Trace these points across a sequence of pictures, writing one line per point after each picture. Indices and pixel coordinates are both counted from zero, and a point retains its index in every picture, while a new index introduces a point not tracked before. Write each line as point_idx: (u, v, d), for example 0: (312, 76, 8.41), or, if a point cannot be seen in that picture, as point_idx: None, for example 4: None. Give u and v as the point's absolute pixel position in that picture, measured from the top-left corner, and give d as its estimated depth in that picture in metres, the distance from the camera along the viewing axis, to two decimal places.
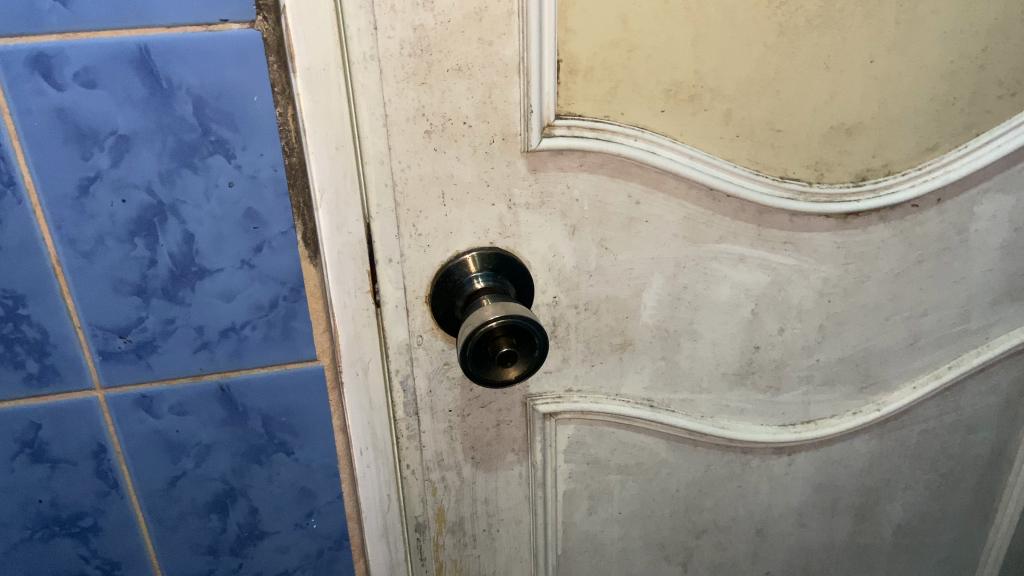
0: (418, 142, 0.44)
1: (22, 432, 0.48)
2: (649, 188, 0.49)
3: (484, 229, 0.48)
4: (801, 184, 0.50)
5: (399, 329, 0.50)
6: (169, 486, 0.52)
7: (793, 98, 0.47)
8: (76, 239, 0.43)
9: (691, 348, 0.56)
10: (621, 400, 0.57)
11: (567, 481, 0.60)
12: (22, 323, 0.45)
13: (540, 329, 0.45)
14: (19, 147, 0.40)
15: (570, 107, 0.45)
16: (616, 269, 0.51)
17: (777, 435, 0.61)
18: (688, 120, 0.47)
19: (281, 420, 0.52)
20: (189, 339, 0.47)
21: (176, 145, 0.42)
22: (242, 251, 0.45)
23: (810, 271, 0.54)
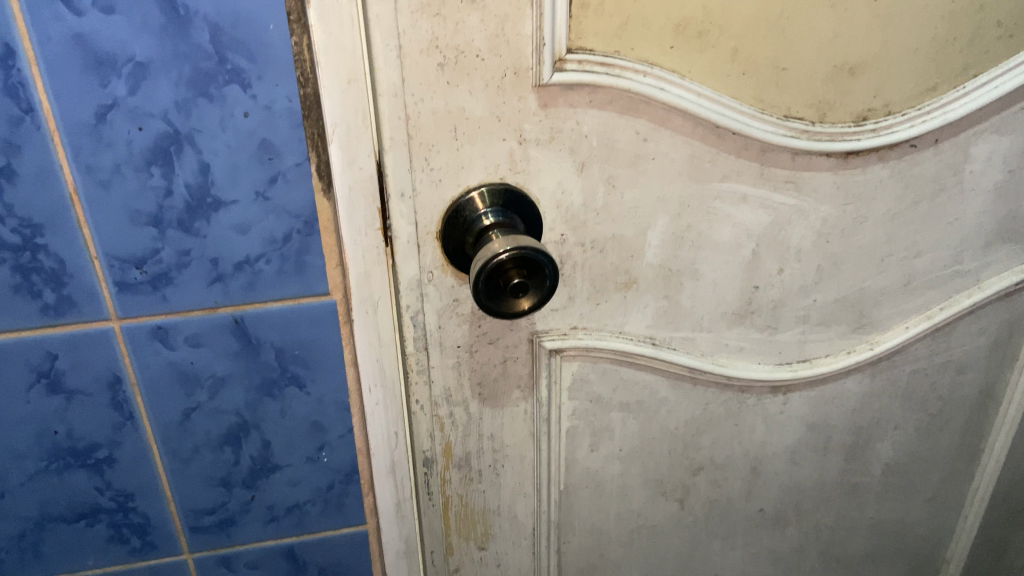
0: (430, 76, 0.45)
1: (39, 362, 0.49)
2: (656, 126, 0.49)
3: (494, 165, 0.49)
4: (804, 123, 0.51)
5: (410, 265, 0.51)
6: (183, 418, 0.54)
7: (799, 36, 0.48)
8: (94, 168, 0.43)
9: (694, 287, 0.57)
10: (624, 338, 0.58)
11: (570, 418, 0.62)
12: (40, 252, 0.45)
13: (550, 261, 0.46)
14: (38, 73, 0.41)
15: (581, 41, 0.46)
16: (623, 207, 0.52)
17: (774, 374, 0.63)
18: (696, 57, 0.48)
19: (294, 354, 0.53)
20: (204, 271, 0.48)
21: (192, 73, 0.42)
22: (257, 183, 0.46)
23: (810, 211, 0.56)
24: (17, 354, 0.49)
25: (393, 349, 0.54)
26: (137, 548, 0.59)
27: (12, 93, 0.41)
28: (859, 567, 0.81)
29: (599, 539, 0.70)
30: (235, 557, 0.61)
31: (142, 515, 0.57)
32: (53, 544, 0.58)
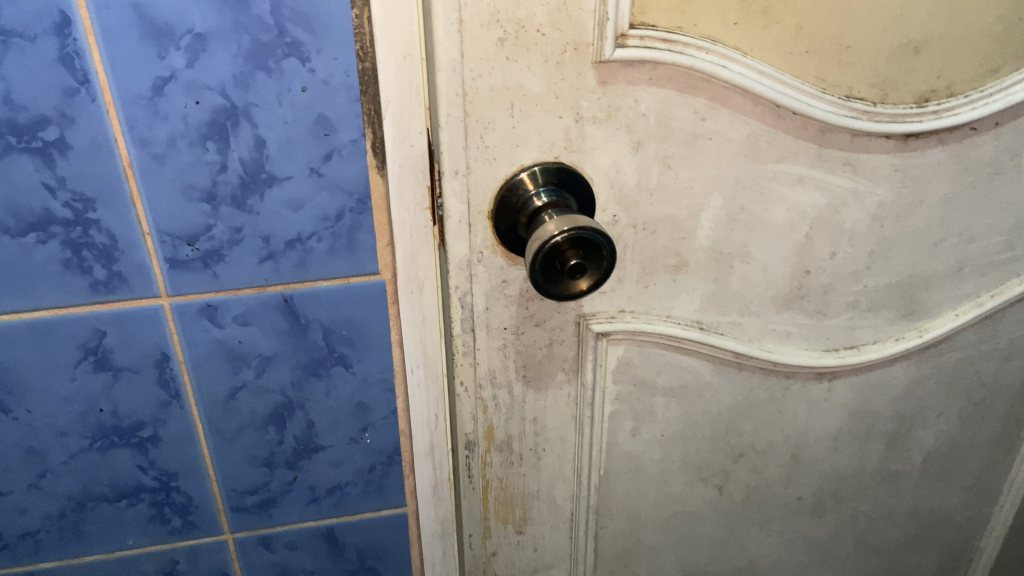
0: (490, 50, 0.43)
1: (86, 340, 0.49)
2: (715, 104, 0.48)
3: (549, 143, 0.48)
4: (866, 103, 0.50)
5: (460, 244, 0.50)
6: (229, 397, 0.53)
7: (865, 13, 0.47)
8: (149, 141, 0.43)
9: (744, 270, 0.56)
10: (671, 321, 0.57)
11: (614, 402, 0.61)
12: (91, 227, 0.45)
13: (609, 240, 0.45)
14: (94, 43, 0.40)
15: (644, 16, 0.45)
16: (677, 187, 0.51)
17: (821, 360, 0.62)
18: (759, 34, 0.47)
19: (341, 333, 0.52)
20: (255, 248, 0.47)
21: (251, 45, 0.41)
22: (312, 158, 0.45)
23: (865, 193, 0.54)
24: (65, 331, 0.48)
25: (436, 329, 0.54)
26: (178, 527, 0.59)
27: (67, 63, 0.40)
28: (894, 556, 0.80)
29: (637, 525, 0.69)
30: (275, 538, 0.61)
31: (184, 494, 0.57)
32: (93, 523, 0.57)
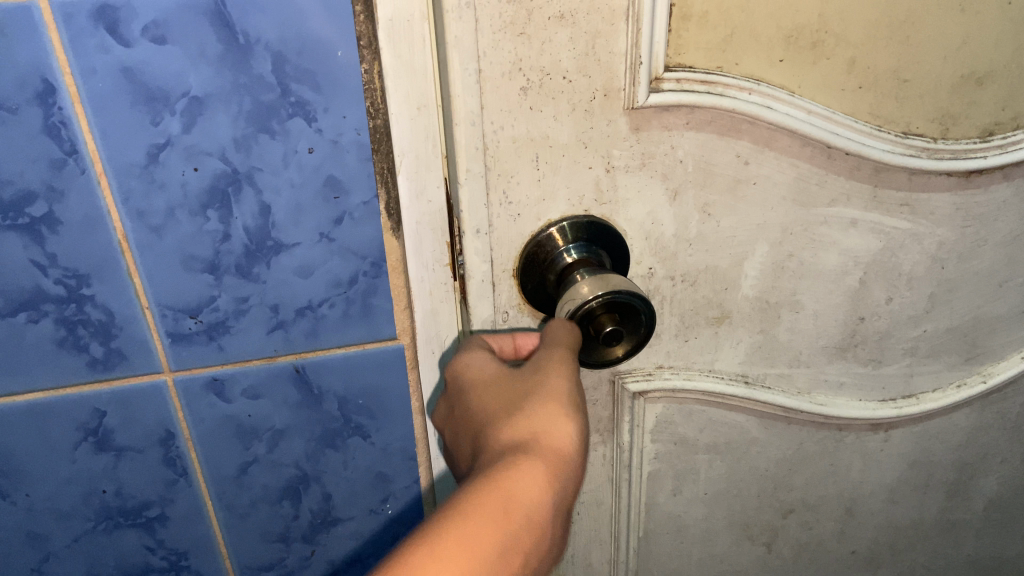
0: (512, 100, 0.40)
1: (85, 420, 0.45)
2: (760, 146, 0.44)
3: (579, 196, 0.44)
4: (925, 140, 0.45)
5: (484, 305, 0.46)
6: (240, 473, 0.50)
7: (924, 44, 0.42)
8: (145, 212, 0.39)
9: (793, 320, 0.52)
10: (714, 376, 0.53)
11: (652, 461, 0.57)
12: (86, 304, 0.42)
13: (647, 304, 0.41)
14: (82, 111, 0.37)
15: (680, 57, 0.41)
16: (718, 237, 0.47)
17: (877, 411, 0.57)
18: (807, 70, 0.42)
19: (358, 403, 0.49)
20: (264, 318, 0.44)
21: (253, 107, 0.38)
22: (322, 222, 0.42)
23: (924, 235, 0.50)
24: (63, 412, 0.45)
25: None
26: None
27: (54, 134, 0.37)
28: None
29: None
30: None
31: (195, 573, 0.53)
32: None
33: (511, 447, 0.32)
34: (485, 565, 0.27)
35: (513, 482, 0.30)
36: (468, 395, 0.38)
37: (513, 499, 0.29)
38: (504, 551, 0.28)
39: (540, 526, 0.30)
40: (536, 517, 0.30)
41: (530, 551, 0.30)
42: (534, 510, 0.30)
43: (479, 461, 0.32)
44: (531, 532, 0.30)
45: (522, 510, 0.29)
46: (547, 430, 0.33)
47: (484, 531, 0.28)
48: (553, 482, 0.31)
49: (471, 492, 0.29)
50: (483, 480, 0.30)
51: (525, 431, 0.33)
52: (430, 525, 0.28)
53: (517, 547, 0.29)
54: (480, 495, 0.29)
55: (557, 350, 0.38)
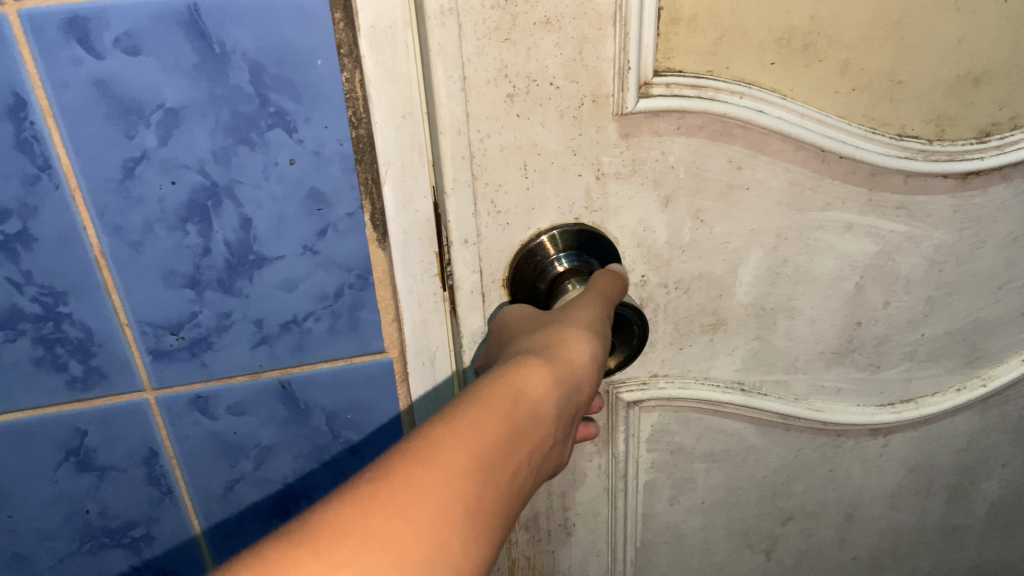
0: (498, 108, 0.39)
1: (67, 440, 0.44)
2: (752, 151, 0.43)
3: (569, 204, 0.43)
4: (921, 142, 0.45)
5: (474, 316, 0.45)
6: (227, 491, 0.49)
7: (919, 44, 0.41)
8: (122, 227, 0.38)
9: (789, 326, 0.51)
10: (710, 385, 0.52)
11: (649, 470, 0.56)
12: (64, 322, 0.41)
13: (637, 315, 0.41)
14: (55, 125, 0.36)
15: (669, 62, 0.40)
16: (712, 243, 0.46)
17: (875, 416, 0.56)
18: (800, 73, 0.41)
19: (347, 418, 0.48)
20: (247, 334, 0.43)
21: (231, 118, 0.37)
22: (305, 235, 0.41)
23: (922, 238, 0.49)
24: (43, 432, 0.44)
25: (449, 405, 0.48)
26: None
27: (26, 149, 0.36)
28: None
29: None
30: None
31: None
32: None
33: (528, 353, 0.34)
34: (496, 443, 0.29)
35: (527, 376, 0.32)
36: (503, 331, 0.41)
37: (523, 392, 0.31)
38: (515, 436, 0.30)
39: (547, 423, 0.31)
40: (544, 414, 0.31)
41: (538, 445, 0.31)
42: (543, 406, 0.31)
43: (498, 364, 0.33)
44: (540, 427, 0.31)
45: (533, 403, 0.31)
46: (562, 342, 0.34)
47: (497, 413, 0.29)
48: (564, 389, 0.33)
49: (487, 385, 0.31)
50: (499, 375, 0.32)
51: (543, 343, 0.34)
52: (448, 408, 0.30)
53: (525, 437, 0.30)
54: (494, 386, 0.31)
55: (587, 291, 0.39)
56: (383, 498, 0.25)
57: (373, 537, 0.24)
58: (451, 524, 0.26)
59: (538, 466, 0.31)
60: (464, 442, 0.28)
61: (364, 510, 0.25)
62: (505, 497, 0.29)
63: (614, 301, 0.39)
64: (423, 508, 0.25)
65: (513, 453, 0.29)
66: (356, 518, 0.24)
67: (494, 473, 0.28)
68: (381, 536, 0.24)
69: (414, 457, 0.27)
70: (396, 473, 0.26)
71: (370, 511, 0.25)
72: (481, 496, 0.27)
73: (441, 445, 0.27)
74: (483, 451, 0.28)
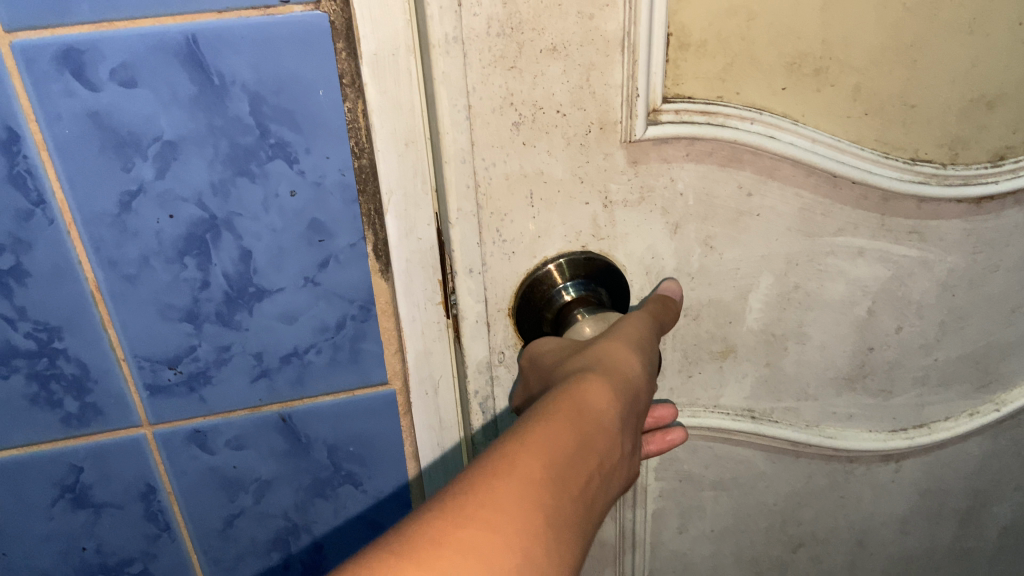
0: (503, 136, 0.38)
1: (62, 477, 0.44)
2: (762, 177, 0.42)
3: (575, 232, 0.42)
4: (934, 166, 0.44)
5: (479, 346, 0.44)
6: (226, 526, 0.47)
7: (932, 68, 0.40)
8: (118, 262, 0.38)
9: (799, 351, 0.50)
10: (719, 412, 0.51)
11: (657, 499, 0.55)
12: (58, 358, 0.40)
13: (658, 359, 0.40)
14: (48, 159, 0.35)
15: (678, 88, 0.39)
16: (721, 269, 0.45)
17: (887, 443, 0.55)
18: (811, 98, 0.41)
19: (349, 451, 0.47)
20: (247, 367, 0.42)
21: (230, 150, 0.36)
22: (306, 267, 0.40)
23: (934, 262, 0.48)
24: (37, 470, 0.43)
25: (451, 434, 0.48)
26: None
27: (19, 183, 0.35)
28: None
29: None
30: None
31: None
32: None
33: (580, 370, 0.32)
34: (574, 453, 0.28)
35: (592, 386, 0.30)
36: (538, 364, 0.39)
37: (589, 403, 0.30)
38: (589, 445, 0.28)
39: (617, 433, 0.30)
40: (615, 423, 0.30)
41: (612, 455, 0.29)
42: (608, 415, 0.30)
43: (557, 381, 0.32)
44: (607, 435, 0.29)
45: (596, 412, 0.29)
46: (619, 354, 0.33)
47: (563, 425, 0.28)
48: (630, 398, 0.31)
49: (545, 403, 0.30)
50: (556, 394, 0.30)
51: (592, 360, 0.33)
52: (513, 428, 0.28)
53: (594, 446, 0.29)
54: (561, 399, 0.30)
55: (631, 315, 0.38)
56: (473, 509, 0.24)
57: (466, 547, 0.23)
58: (537, 532, 0.25)
59: (611, 481, 0.30)
60: (535, 452, 0.27)
61: (455, 522, 0.24)
62: (584, 509, 0.27)
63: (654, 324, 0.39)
64: (511, 519, 0.24)
65: (584, 461, 0.28)
66: (448, 531, 0.24)
67: (573, 484, 0.27)
68: (475, 548, 0.23)
69: (495, 469, 0.26)
70: (480, 486, 0.25)
71: (461, 523, 0.24)
72: (563, 504, 0.26)
73: (520, 457, 0.26)
74: (561, 460, 0.27)
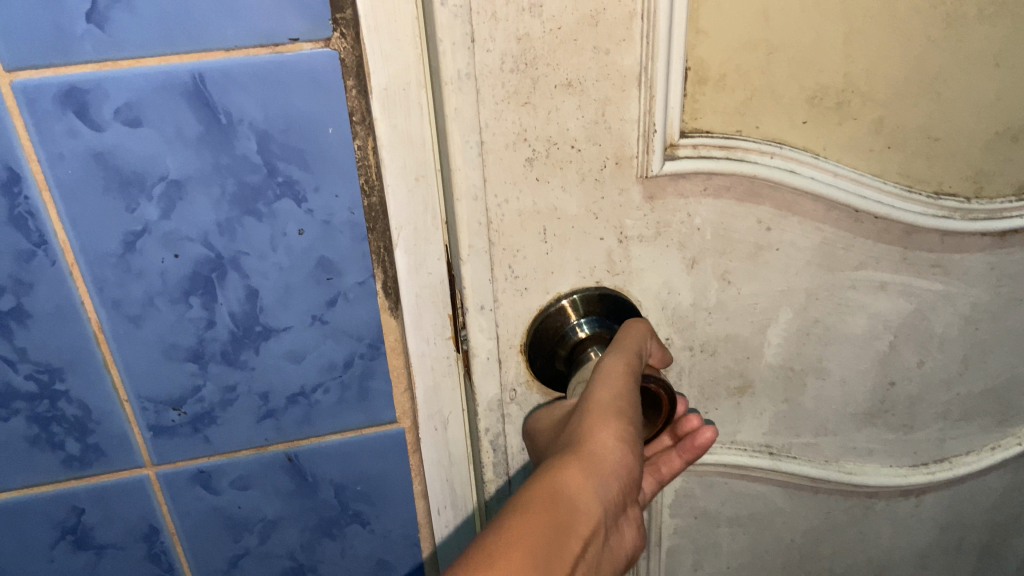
0: (517, 172, 0.37)
1: (63, 518, 0.45)
2: (782, 211, 0.41)
3: (590, 267, 0.41)
4: (958, 200, 0.43)
5: (489, 383, 0.43)
6: (230, 565, 0.48)
7: (956, 101, 0.39)
8: (121, 302, 0.39)
9: (818, 387, 0.48)
10: (738, 448, 0.50)
11: (672, 536, 0.54)
12: (60, 399, 0.41)
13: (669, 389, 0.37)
14: (51, 200, 0.36)
15: (697, 122, 0.38)
16: (739, 304, 0.44)
17: (908, 478, 0.54)
18: (832, 131, 0.39)
19: (355, 490, 0.47)
20: (253, 407, 0.43)
21: (236, 189, 0.37)
22: (313, 305, 0.41)
23: (958, 296, 0.47)
24: (40, 511, 0.44)
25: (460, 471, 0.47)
26: None
27: (20, 225, 0.36)
28: None
29: None
30: None
31: None
32: None
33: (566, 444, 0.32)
34: (552, 543, 0.27)
35: (573, 469, 0.30)
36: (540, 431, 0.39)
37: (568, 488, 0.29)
38: (568, 532, 0.28)
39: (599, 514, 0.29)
40: (597, 505, 0.29)
41: (594, 538, 0.29)
42: (589, 499, 0.29)
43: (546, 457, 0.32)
44: (585, 524, 0.29)
45: (571, 500, 0.29)
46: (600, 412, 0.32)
47: (541, 515, 0.28)
48: (615, 471, 0.31)
49: (517, 499, 0.29)
50: (539, 478, 0.30)
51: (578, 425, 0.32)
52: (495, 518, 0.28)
53: (571, 540, 0.28)
54: (542, 484, 0.30)
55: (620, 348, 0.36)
56: None
57: None
58: None
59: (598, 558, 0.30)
60: (514, 548, 0.27)
61: None
62: None
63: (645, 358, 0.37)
64: None
65: (564, 557, 0.27)
66: None
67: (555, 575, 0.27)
68: None
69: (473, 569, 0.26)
70: None
71: None
72: None
73: (499, 553, 0.26)
74: (540, 555, 0.27)
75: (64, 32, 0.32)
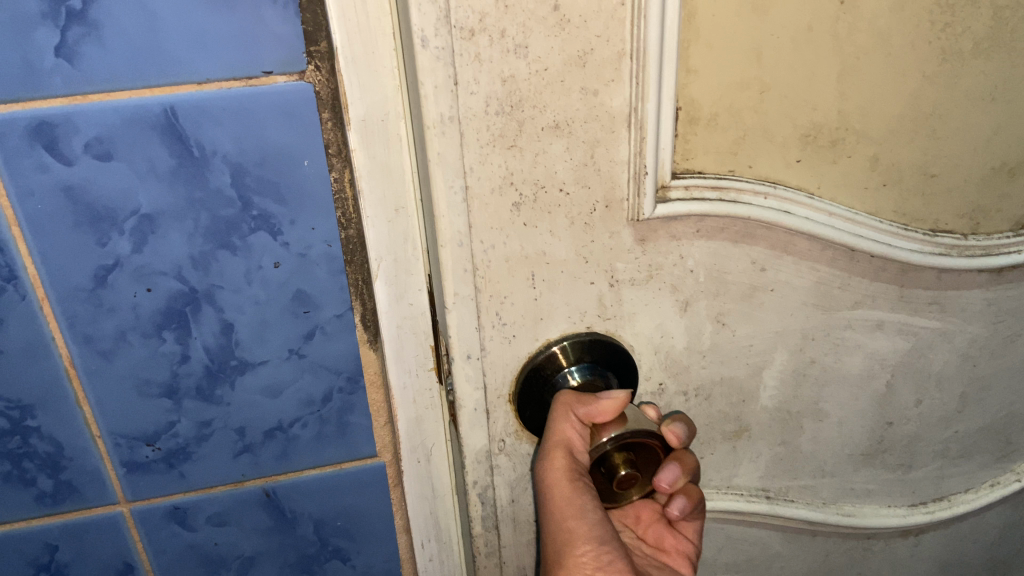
0: (503, 217, 0.35)
1: (37, 555, 0.48)
2: (777, 252, 0.40)
3: (580, 312, 0.39)
4: (955, 236, 0.42)
5: (477, 436, 0.42)
6: None
7: (952, 137, 0.39)
8: (93, 337, 0.41)
9: (816, 429, 0.47)
10: (733, 493, 0.48)
11: None
12: (31, 436, 0.43)
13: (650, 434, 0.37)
14: (20, 235, 0.37)
15: (689, 162, 0.37)
16: (733, 347, 0.42)
17: (908, 518, 0.52)
18: (826, 169, 0.38)
19: (335, 524, 0.50)
20: (229, 443, 0.46)
21: (211, 222, 0.39)
22: (292, 338, 0.43)
23: (955, 333, 0.46)
24: (16, 548, 0.47)
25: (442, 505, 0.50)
26: None
27: None
28: None
29: None
30: None
31: None
32: None
33: None
34: None
35: None
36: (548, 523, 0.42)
37: None
38: None
39: None
40: None
41: None
42: None
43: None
44: None
45: None
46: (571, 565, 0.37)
47: None
48: None
49: None
50: None
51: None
52: None
53: None
54: None
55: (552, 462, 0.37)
56: None
57: None
58: None
59: None
60: None
61: None
62: None
63: (578, 454, 0.37)
64: None
65: None
66: None
67: None
68: None
69: None
70: None
71: None
72: None
73: None
74: None
75: (33, 67, 0.34)
